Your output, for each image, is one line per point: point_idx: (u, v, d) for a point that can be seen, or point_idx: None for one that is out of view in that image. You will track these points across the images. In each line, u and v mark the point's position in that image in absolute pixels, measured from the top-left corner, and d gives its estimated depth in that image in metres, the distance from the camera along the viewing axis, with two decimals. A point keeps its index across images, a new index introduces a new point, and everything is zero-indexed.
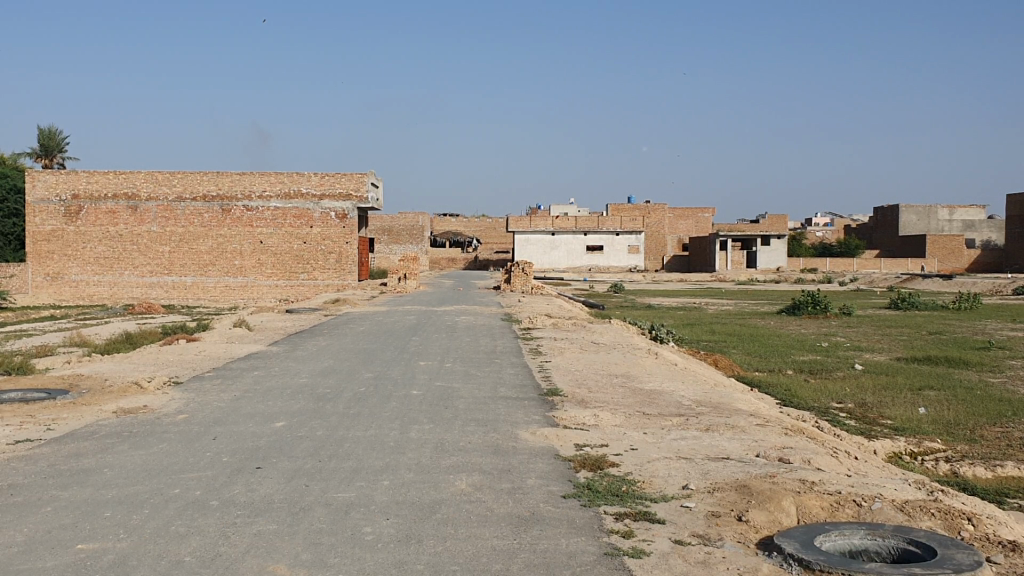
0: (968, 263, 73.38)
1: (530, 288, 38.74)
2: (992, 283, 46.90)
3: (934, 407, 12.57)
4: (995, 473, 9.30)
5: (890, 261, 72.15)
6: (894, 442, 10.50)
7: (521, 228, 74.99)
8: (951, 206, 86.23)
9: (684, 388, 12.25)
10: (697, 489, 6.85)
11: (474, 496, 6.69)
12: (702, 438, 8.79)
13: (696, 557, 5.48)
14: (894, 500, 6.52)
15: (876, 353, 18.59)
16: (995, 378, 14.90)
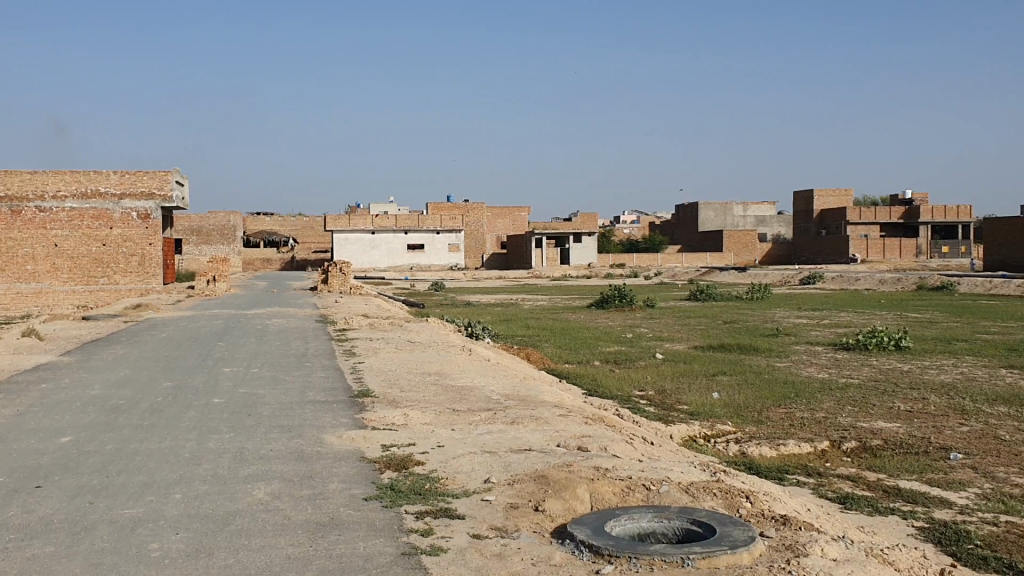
0: (760, 257, 78.27)
1: (347, 288, 38.19)
2: (782, 273, 50.34)
3: (726, 392, 13.35)
4: (777, 452, 10.00)
5: (693, 256, 75.98)
6: (689, 426, 11.07)
7: (340, 227, 73.62)
8: (746, 203, 91.81)
9: (493, 382, 12.42)
10: (499, 482, 6.95)
11: (272, 504, 6.52)
12: (507, 432, 8.94)
13: (491, 550, 5.57)
14: (680, 483, 6.87)
15: (676, 343, 19.50)
16: (780, 363, 15.96)
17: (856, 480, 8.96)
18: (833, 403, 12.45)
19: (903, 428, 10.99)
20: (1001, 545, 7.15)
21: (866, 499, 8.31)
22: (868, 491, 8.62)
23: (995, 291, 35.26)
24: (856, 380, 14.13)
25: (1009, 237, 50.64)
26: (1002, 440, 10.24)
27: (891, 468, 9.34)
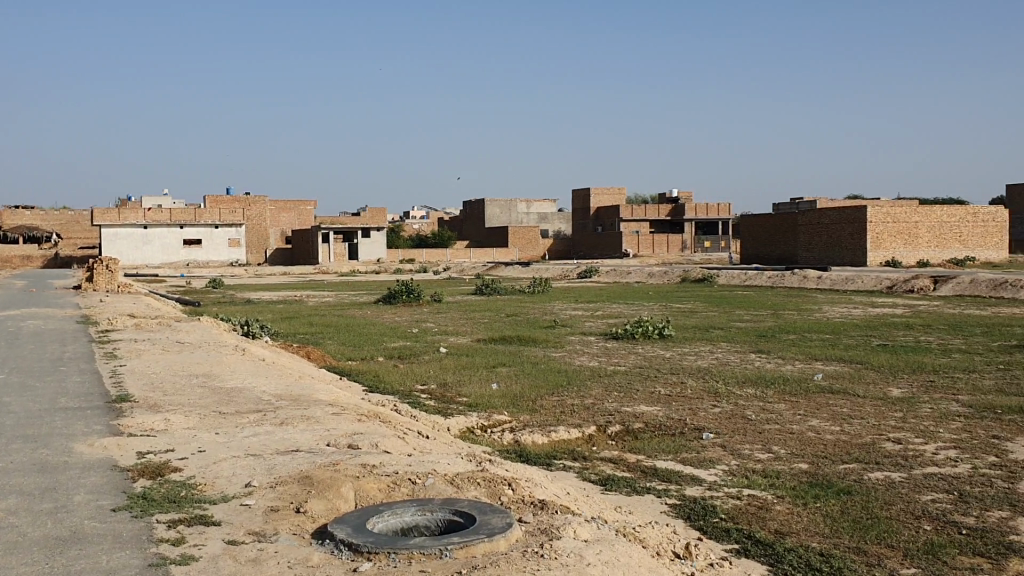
0: (543, 252, 80.69)
1: (115, 287, 35.90)
2: (562, 268, 52.15)
3: (505, 382, 13.69)
4: (548, 439, 10.37)
5: (480, 251, 77.22)
6: (466, 418, 11.25)
7: (109, 222, 69.01)
8: (529, 199, 94.37)
9: (266, 382, 12.08)
10: (260, 486, 6.78)
11: (5, 522, 6.03)
12: (274, 433, 8.72)
13: (246, 555, 5.43)
14: (445, 475, 6.97)
15: (458, 337, 19.75)
16: (556, 353, 16.54)
17: (618, 462, 9.43)
18: (601, 390, 13.05)
19: (664, 411, 11.68)
20: (741, 517, 7.75)
21: (625, 480, 8.77)
22: (628, 472, 9.11)
23: (751, 282, 38.19)
24: (625, 367, 14.87)
25: (761, 233, 54.94)
26: (749, 419, 11.11)
27: (652, 449, 9.91)
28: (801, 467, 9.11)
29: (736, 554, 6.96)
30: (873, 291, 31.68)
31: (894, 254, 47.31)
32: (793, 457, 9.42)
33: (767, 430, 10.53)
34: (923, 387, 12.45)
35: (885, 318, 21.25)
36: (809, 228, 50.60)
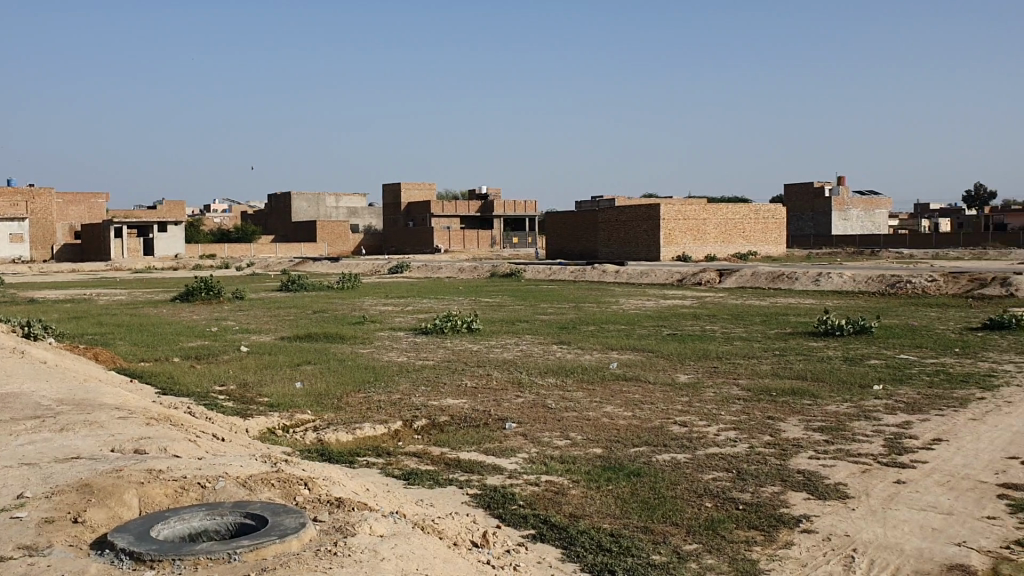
0: (352, 247, 79.65)
1: None
2: (372, 263, 51.69)
3: (308, 381, 13.45)
4: (353, 436, 10.29)
5: (287, 247, 75.30)
6: (267, 418, 10.99)
7: None
8: (337, 194, 92.88)
9: (47, 387, 11.29)
10: (35, 497, 6.36)
11: None
12: (54, 440, 8.19)
13: (16, 571, 5.10)
14: (237, 477, 6.80)
15: (261, 335, 19.21)
16: (362, 350, 16.41)
17: (421, 456, 9.49)
18: (407, 385, 13.07)
19: (468, 404, 11.84)
20: (539, 503, 7.99)
21: (428, 473, 8.84)
22: (431, 465, 9.19)
23: (556, 276, 39.29)
24: (431, 361, 14.97)
25: (565, 229, 56.56)
26: (549, 407, 11.47)
27: (455, 441, 10.03)
28: (597, 452, 9.49)
29: (533, 539, 7.17)
30: (666, 284, 33.40)
31: (684, 249, 50.01)
32: (590, 443, 9.80)
33: (566, 418, 10.90)
34: (709, 372, 13.28)
35: (676, 309, 22.45)
36: (608, 224, 52.67)
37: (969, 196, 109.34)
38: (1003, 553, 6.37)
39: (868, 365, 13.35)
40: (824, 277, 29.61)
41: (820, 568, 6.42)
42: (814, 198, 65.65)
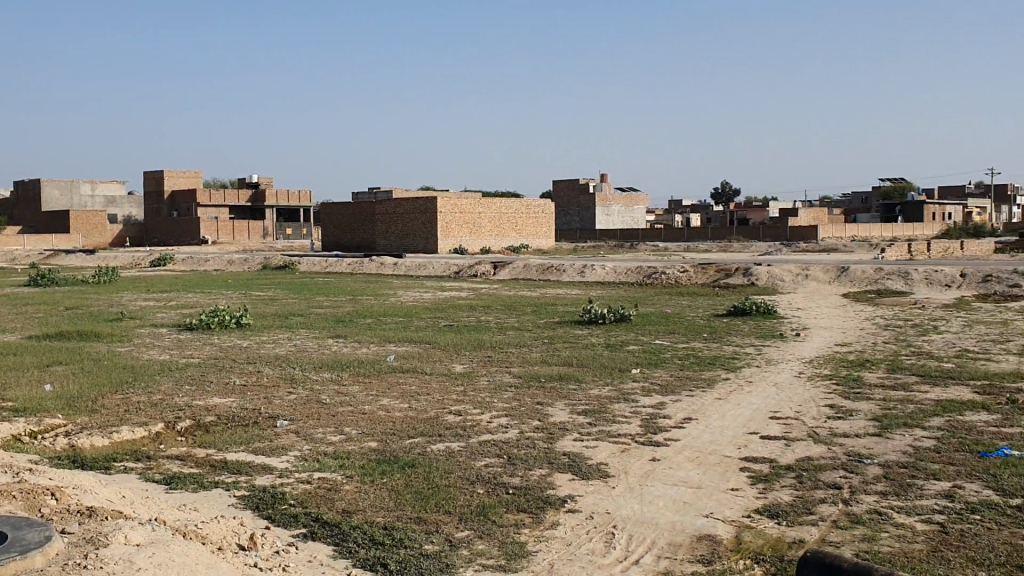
0: (113, 239, 74.50)
1: None
2: (132, 256, 48.68)
3: (59, 383, 12.50)
4: (110, 440, 9.68)
5: (36, 238, 69.40)
6: (11, 425, 10.11)
7: None
8: (94, 181, 86.68)
9: None
10: None
11: None
12: None
13: None
14: None
15: (3, 334, 17.61)
16: (121, 348, 15.45)
17: (186, 459, 9.08)
18: (172, 384, 12.45)
19: (237, 402, 11.46)
20: (310, 500, 7.86)
21: (192, 476, 8.46)
22: (196, 468, 8.81)
23: (332, 269, 38.71)
24: (197, 359, 14.32)
25: (341, 221, 55.77)
26: (323, 403, 11.31)
27: (222, 441, 9.68)
28: (371, 445, 9.47)
29: (303, 538, 7.05)
30: (441, 276, 33.74)
31: (461, 242, 50.73)
32: (363, 437, 9.76)
33: (340, 413, 10.79)
34: (481, 362, 13.56)
35: (450, 301, 22.73)
36: (385, 216, 52.48)
37: (717, 194, 118.02)
38: (745, 520, 6.95)
39: (628, 352, 14.12)
40: (589, 269, 30.99)
41: (584, 546, 6.73)
42: (580, 193, 68.41)
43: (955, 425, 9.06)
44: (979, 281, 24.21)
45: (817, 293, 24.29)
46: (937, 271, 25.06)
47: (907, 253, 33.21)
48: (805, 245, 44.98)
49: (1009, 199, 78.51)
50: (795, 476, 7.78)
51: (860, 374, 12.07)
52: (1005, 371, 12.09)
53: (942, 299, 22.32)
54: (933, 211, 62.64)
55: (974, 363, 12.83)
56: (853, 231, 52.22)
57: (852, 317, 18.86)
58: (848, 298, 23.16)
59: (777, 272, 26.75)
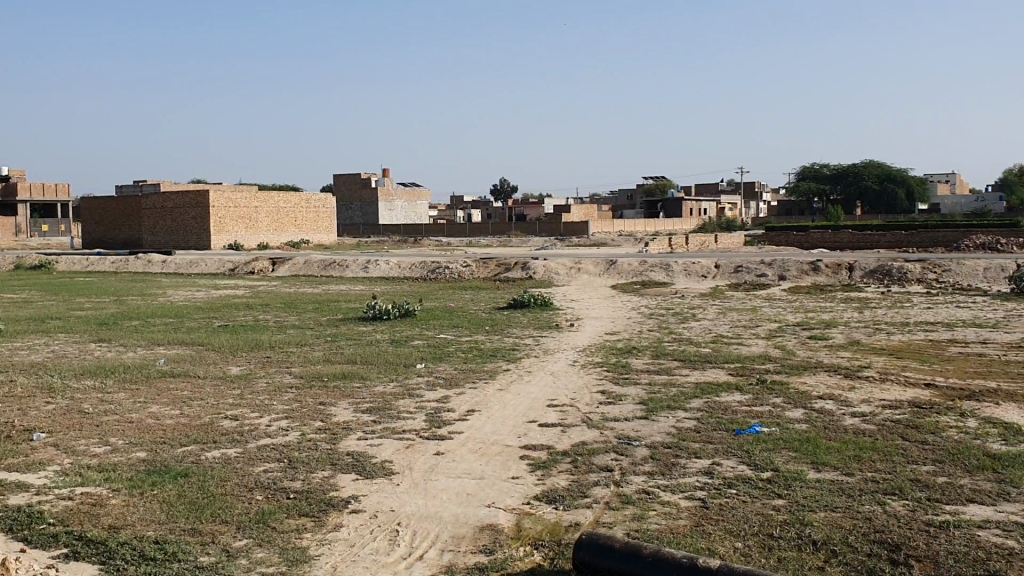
0: None
1: None
2: None
3: None
4: None
5: None
6: None
7: None
8: None
9: None
10: None
11: None
12: None
13: None
14: None
15: None
16: None
17: None
18: None
19: None
20: (72, 518, 7.29)
21: None
22: None
23: (95, 268, 36.12)
24: None
25: (104, 216, 52.17)
26: (86, 413, 10.53)
27: None
28: (140, 456, 8.92)
29: (64, 560, 6.53)
30: (216, 274, 32.32)
31: (237, 237, 48.83)
32: (132, 447, 9.18)
33: (105, 423, 10.09)
34: (259, 363, 13.11)
35: (225, 300, 21.81)
36: (153, 211, 49.62)
37: (496, 190, 120.41)
38: (524, 507, 7.13)
39: (411, 347, 14.13)
40: (371, 264, 30.73)
41: (367, 546, 6.67)
42: (361, 187, 67.64)
43: (713, 406, 9.74)
44: (732, 270, 26.19)
45: (589, 285, 25.35)
46: (694, 262, 26.88)
47: (670, 246, 35.31)
48: (578, 239, 46.84)
49: (757, 195, 85.25)
50: (571, 461, 8.07)
51: (629, 361, 12.73)
52: (756, 353, 13.15)
53: (700, 289, 23.95)
54: (692, 207, 66.87)
55: (728, 347, 13.87)
56: (622, 226, 54.86)
57: (622, 307, 19.83)
58: (618, 289, 24.33)
59: (553, 266, 27.66)
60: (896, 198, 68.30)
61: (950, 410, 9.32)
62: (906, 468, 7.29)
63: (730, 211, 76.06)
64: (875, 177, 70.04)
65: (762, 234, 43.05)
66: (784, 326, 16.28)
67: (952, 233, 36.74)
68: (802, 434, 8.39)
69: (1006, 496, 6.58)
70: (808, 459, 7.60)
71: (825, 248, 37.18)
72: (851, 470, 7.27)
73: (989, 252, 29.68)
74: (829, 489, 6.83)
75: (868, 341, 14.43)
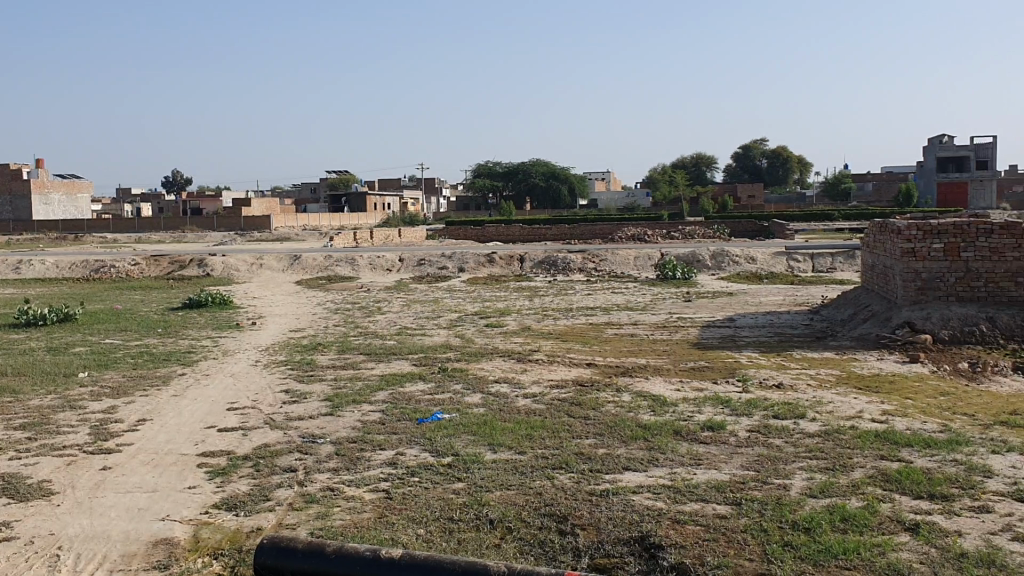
0: None
1: None
2: None
3: None
4: None
5: None
6: None
7: None
8: None
9: None
10: None
11: None
12: None
13: None
14: None
15: None
16: None
17: None
18: None
19: None
20: None
21: None
22: None
23: None
24: None
25: None
26: None
27: None
28: None
29: None
30: None
31: None
32: None
33: None
34: None
35: None
36: None
37: (167, 181, 112.69)
38: (202, 517, 6.77)
39: (72, 354, 12.96)
40: (24, 265, 27.72)
41: None
42: (12, 180, 60.81)
43: (396, 397, 9.88)
44: (414, 264, 26.76)
45: (270, 282, 24.67)
46: (377, 256, 27.14)
47: (354, 240, 35.23)
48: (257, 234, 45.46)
49: (438, 190, 87.43)
50: (251, 465, 7.79)
51: (313, 357, 12.56)
52: (437, 343, 13.52)
53: (384, 282, 24.18)
54: (375, 202, 66.74)
55: (411, 338, 14.14)
56: (306, 221, 53.77)
57: (305, 303, 19.51)
58: (302, 285, 23.90)
59: (232, 262, 26.57)
60: (561, 195, 73.02)
61: (610, 386, 10.15)
62: (572, 443, 7.83)
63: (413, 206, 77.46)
64: (541, 174, 73.48)
65: (443, 227, 44.26)
66: (463, 315, 16.88)
67: (608, 226, 40.14)
68: (479, 418, 8.73)
69: (656, 461, 7.29)
70: (486, 441, 7.93)
71: (498, 242, 38.96)
72: (524, 448, 7.68)
73: (640, 243, 32.74)
74: (504, 469, 7.17)
75: (539, 327, 15.36)
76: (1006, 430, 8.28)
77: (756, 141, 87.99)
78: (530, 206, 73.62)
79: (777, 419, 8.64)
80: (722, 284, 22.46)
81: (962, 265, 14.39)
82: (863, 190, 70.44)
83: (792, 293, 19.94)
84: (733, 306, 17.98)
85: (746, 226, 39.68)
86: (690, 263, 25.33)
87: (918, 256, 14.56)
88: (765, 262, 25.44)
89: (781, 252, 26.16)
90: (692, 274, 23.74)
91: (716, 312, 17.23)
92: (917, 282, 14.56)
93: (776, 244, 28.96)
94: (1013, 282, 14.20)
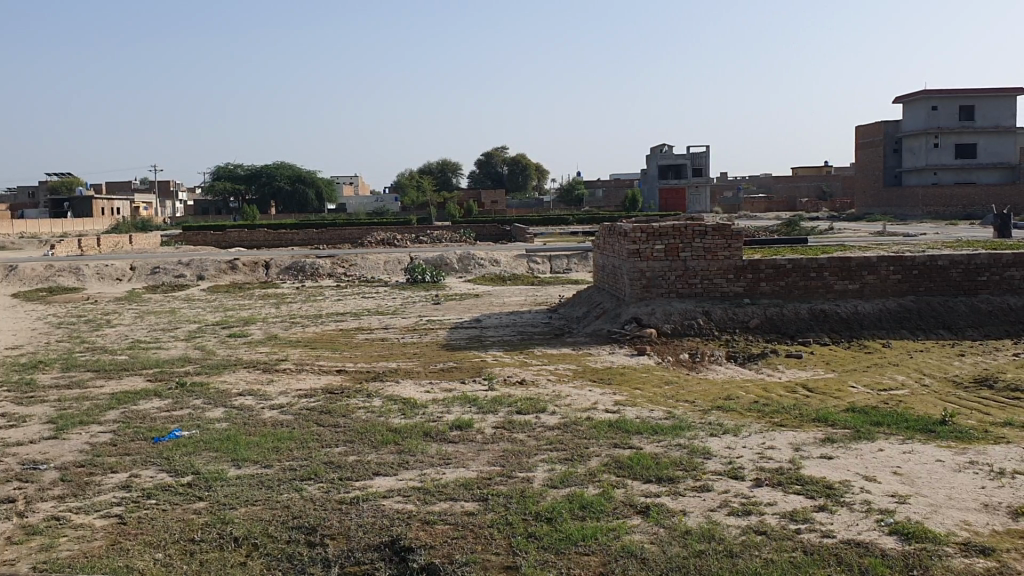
0: None
1: None
2: None
3: None
4: None
5: None
6: None
7: None
8: None
9: None
10: None
11: None
12: None
13: None
14: None
15: None
16: None
17: None
18: None
19: None
20: None
21: None
22: None
23: None
24: None
25: None
26: None
27: None
28: None
29: None
30: None
31: None
32: None
33: None
34: None
35: None
36: None
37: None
38: None
39: None
40: None
41: None
42: None
43: (129, 415, 9.29)
44: (148, 272, 25.36)
45: None
46: (106, 264, 25.45)
47: (79, 248, 32.64)
48: None
49: (173, 194, 83.07)
50: None
51: (34, 377, 11.53)
52: (174, 356, 12.82)
53: (114, 293, 22.64)
54: (103, 206, 62.72)
55: (144, 352, 13.36)
56: (21, 227, 48.91)
57: (24, 318, 17.90)
58: (19, 298, 21.84)
59: None
60: (307, 199, 71.86)
61: (360, 392, 10.10)
62: (321, 452, 7.71)
63: (144, 210, 73.12)
64: (287, 178, 72.05)
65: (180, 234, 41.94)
66: (204, 326, 16.16)
67: (356, 230, 39.93)
68: (222, 433, 8.41)
69: (406, 464, 7.33)
70: (229, 457, 7.64)
71: (240, 248, 37.63)
72: (270, 462, 7.47)
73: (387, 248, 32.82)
74: (249, 484, 6.94)
75: (285, 335, 15.02)
76: (721, 414, 9.07)
77: (498, 148, 91.03)
78: (276, 209, 71.31)
79: (520, 415, 8.96)
80: (468, 286, 22.99)
81: (681, 263, 15.59)
82: (595, 198, 74.77)
83: (533, 293, 20.77)
84: (480, 307, 18.46)
85: (490, 231, 40.85)
86: (436, 267, 25.72)
87: (643, 257, 15.61)
88: (507, 264, 26.28)
89: (522, 254, 27.19)
90: (441, 277, 24.16)
91: (463, 313, 17.60)
92: (643, 280, 15.61)
93: (518, 247, 30.03)
94: (725, 278, 15.55)
